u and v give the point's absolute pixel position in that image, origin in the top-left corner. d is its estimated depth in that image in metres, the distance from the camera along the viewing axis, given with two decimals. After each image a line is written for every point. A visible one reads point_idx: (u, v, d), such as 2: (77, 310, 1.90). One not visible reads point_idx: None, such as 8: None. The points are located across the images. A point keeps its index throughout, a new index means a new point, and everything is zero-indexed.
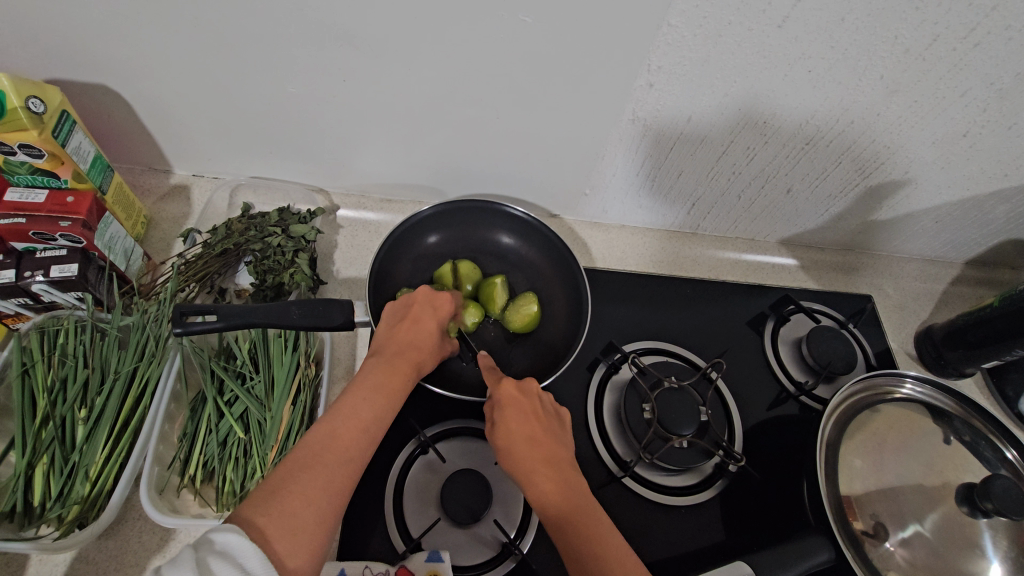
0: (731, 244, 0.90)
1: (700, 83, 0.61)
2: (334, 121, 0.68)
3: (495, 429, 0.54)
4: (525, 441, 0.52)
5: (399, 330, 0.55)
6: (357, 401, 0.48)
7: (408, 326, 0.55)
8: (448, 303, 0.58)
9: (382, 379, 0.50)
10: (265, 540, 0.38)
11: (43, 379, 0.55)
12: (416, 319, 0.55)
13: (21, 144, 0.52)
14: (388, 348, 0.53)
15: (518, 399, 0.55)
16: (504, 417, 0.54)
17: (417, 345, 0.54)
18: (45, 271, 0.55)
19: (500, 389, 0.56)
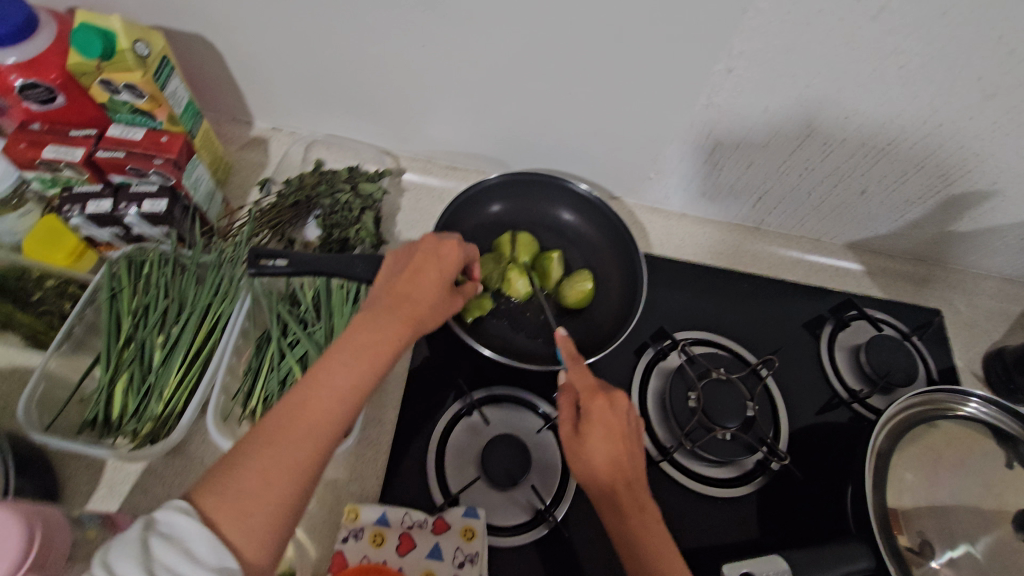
0: (794, 242, 0.87)
1: (782, 72, 0.59)
2: (409, 85, 0.69)
3: (578, 443, 0.51)
4: (608, 466, 0.49)
5: (400, 279, 0.49)
6: (342, 363, 0.43)
7: (406, 278, 0.49)
8: (455, 254, 0.51)
9: (373, 337, 0.45)
10: (217, 523, 0.36)
11: (129, 304, 0.60)
12: (418, 270, 0.49)
13: (126, 84, 0.55)
14: (381, 304, 0.47)
15: (605, 416, 0.50)
16: (589, 434, 0.50)
17: (417, 298, 0.48)
18: (139, 204, 0.59)
19: (589, 400, 0.51)
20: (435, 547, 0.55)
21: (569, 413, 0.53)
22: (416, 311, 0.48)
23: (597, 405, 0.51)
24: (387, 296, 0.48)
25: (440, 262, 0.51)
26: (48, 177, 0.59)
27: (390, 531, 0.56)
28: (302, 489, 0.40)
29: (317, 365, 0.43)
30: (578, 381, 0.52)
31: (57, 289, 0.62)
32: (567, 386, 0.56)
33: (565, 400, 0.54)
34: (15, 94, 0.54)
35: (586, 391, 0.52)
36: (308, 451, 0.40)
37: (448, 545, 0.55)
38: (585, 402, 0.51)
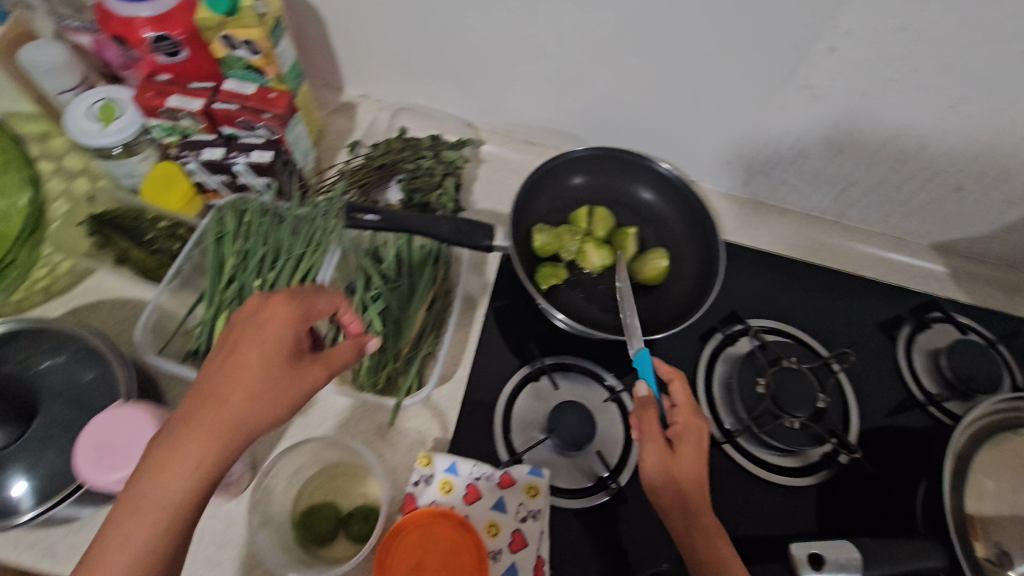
0: (876, 239, 0.84)
1: (886, 54, 0.58)
2: (499, 56, 0.71)
3: (672, 457, 0.54)
4: (696, 484, 0.53)
5: (207, 375, 0.41)
6: (138, 510, 0.37)
7: (212, 385, 0.40)
8: (279, 319, 0.43)
9: (173, 467, 0.38)
10: None
11: (232, 248, 0.64)
12: (229, 368, 0.41)
13: (245, 40, 0.59)
14: (170, 431, 0.39)
15: (700, 437, 0.55)
16: (684, 451, 0.54)
17: (230, 399, 0.40)
18: (247, 155, 0.63)
19: (688, 420, 0.56)
20: (500, 500, 0.58)
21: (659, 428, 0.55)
22: (219, 417, 0.39)
23: (694, 425, 0.56)
24: (186, 404, 0.40)
25: (259, 338, 0.42)
26: (168, 125, 0.63)
27: (457, 480, 0.59)
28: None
29: (111, 521, 0.37)
30: (682, 397, 0.57)
31: (167, 231, 0.67)
32: (647, 402, 0.57)
33: (650, 413, 0.56)
34: (147, 45, 0.59)
35: (685, 408, 0.57)
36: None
37: (512, 499, 0.58)
38: (683, 419, 0.56)
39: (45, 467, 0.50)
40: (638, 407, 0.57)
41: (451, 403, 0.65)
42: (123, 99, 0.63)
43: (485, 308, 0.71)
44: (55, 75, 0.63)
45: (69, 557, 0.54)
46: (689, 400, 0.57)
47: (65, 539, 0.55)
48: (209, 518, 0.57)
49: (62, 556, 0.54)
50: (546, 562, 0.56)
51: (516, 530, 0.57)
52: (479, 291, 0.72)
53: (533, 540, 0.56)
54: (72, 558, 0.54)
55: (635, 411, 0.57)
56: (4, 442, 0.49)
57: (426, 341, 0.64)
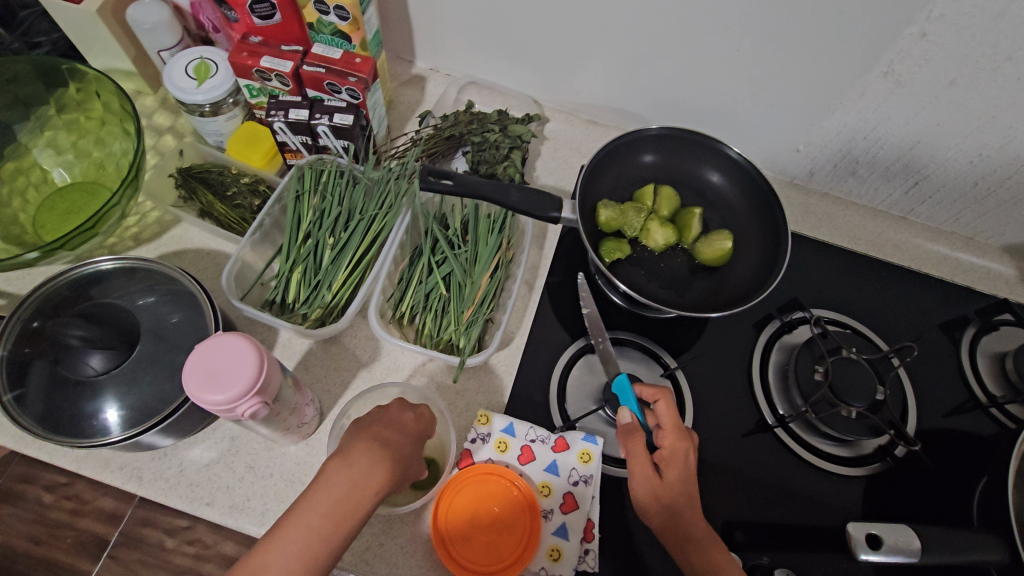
0: (944, 238, 0.82)
1: (980, 40, 0.56)
2: (573, 33, 0.72)
3: (662, 483, 0.55)
4: (688, 506, 0.54)
5: (373, 422, 0.49)
6: (326, 494, 0.42)
7: (385, 431, 0.49)
8: (429, 416, 0.54)
9: (364, 470, 0.44)
10: None
11: (309, 206, 0.67)
12: (397, 426, 0.50)
13: (337, 5, 0.62)
14: (362, 450, 0.46)
15: (688, 460, 0.56)
16: (674, 475, 0.55)
17: (396, 446, 0.48)
18: (330, 117, 0.65)
19: (675, 443, 0.56)
20: (553, 463, 0.59)
21: (647, 455, 0.55)
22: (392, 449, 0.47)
23: (681, 447, 0.56)
24: (361, 431, 0.47)
25: (416, 418, 0.52)
26: (257, 86, 0.67)
27: (513, 441, 0.60)
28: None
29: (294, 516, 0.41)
30: (667, 420, 0.57)
31: (250, 187, 0.70)
32: (632, 427, 0.57)
33: (636, 440, 0.56)
34: (246, 7, 0.62)
35: (671, 431, 0.57)
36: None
37: (565, 464, 0.59)
38: (669, 444, 0.56)
39: (139, 395, 0.53)
40: (623, 435, 0.57)
41: (508, 369, 0.67)
42: (216, 59, 0.67)
43: (544, 281, 0.73)
44: (158, 33, 0.68)
45: (152, 482, 0.58)
46: (673, 422, 0.57)
47: (150, 465, 0.58)
48: (278, 458, 0.60)
49: (147, 480, 0.58)
50: (595, 526, 0.57)
51: (568, 493, 0.58)
52: (538, 264, 0.74)
53: (583, 503, 0.58)
54: (155, 483, 0.58)
55: (620, 437, 0.57)
56: (106, 367, 0.52)
57: (487, 306, 0.66)
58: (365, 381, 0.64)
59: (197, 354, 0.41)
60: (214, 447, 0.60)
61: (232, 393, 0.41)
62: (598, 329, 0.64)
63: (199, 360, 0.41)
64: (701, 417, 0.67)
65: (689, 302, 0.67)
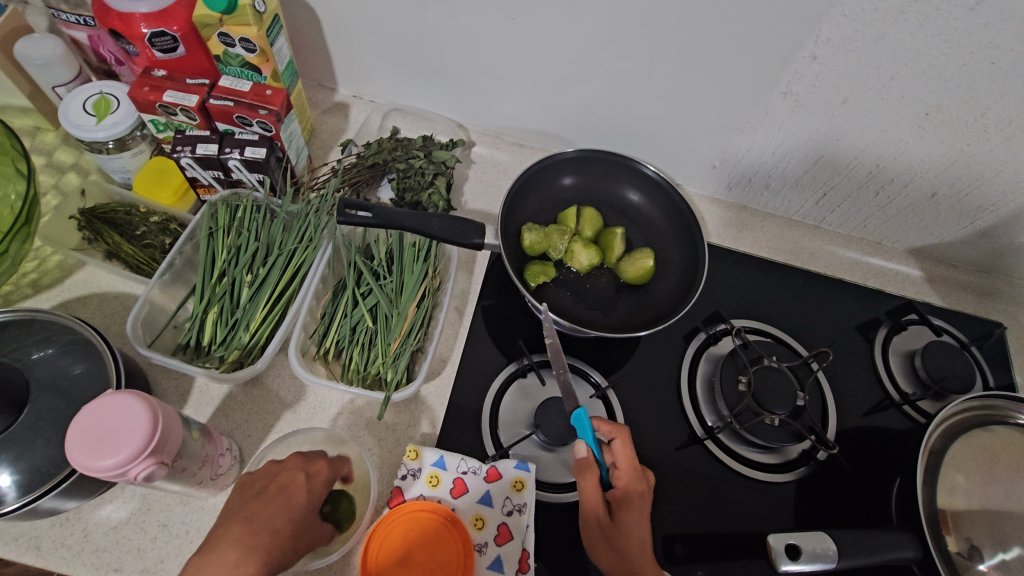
0: (854, 244, 0.86)
1: (867, 61, 0.60)
2: (492, 61, 0.73)
3: (616, 523, 0.55)
4: (641, 548, 0.55)
5: (254, 505, 0.47)
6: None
7: (262, 502, 0.48)
8: (320, 476, 0.52)
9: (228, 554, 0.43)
10: None
11: (223, 244, 0.64)
12: (278, 493, 0.49)
13: (242, 37, 0.60)
14: (228, 534, 0.45)
15: (642, 502, 0.56)
16: (628, 515, 0.56)
17: (280, 522, 0.47)
18: (241, 151, 0.63)
19: (630, 484, 0.57)
20: (486, 494, 0.59)
21: (599, 496, 0.56)
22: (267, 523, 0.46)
23: (636, 488, 0.57)
24: (237, 517, 0.46)
25: (297, 491, 0.50)
26: (162, 120, 0.64)
27: (445, 474, 0.59)
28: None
29: None
30: (624, 460, 0.58)
31: (160, 225, 0.66)
32: (588, 462, 0.58)
33: (590, 478, 0.57)
34: (145, 41, 0.60)
35: (627, 470, 0.58)
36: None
37: (498, 494, 0.59)
38: (623, 482, 0.57)
39: (31, 460, 0.50)
40: (577, 468, 0.58)
41: (439, 400, 0.66)
42: (118, 93, 0.64)
43: (474, 307, 0.72)
44: (52, 68, 0.65)
45: (52, 551, 0.54)
46: (630, 462, 0.58)
47: (49, 533, 0.55)
48: (195, 512, 0.57)
49: (46, 550, 0.54)
50: (530, 555, 0.56)
51: (502, 523, 0.58)
52: (467, 289, 0.74)
53: (518, 532, 0.57)
54: (56, 552, 0.54)
55: (577, 475, 0.57)
56: None
57: (415, 336, 0.65)
58: (291, 423, 0.62)
59: (81, 430, 0.39)
60: (123, 506, 0.56)
61: (144, 420, 0.40)
62: (558, 359, 0.60)
63: (92, 429, 0.39)
64: (634, 433, 0.68)
65: (615, 320, 0.68)
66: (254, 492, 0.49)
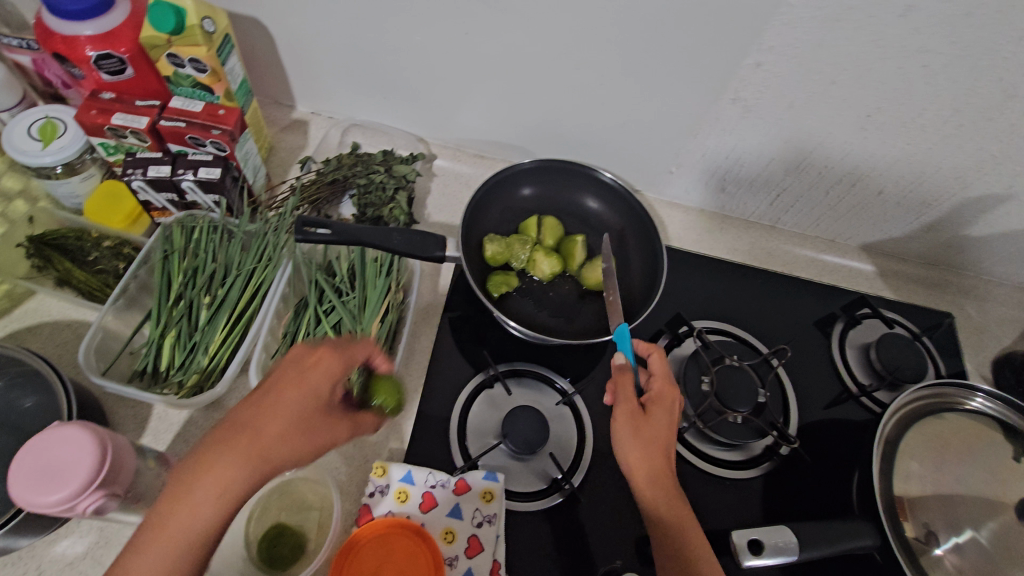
0: (809, 242, 0.89)
1: (808, 69, 0.61)
2: (448, 75, 0.73)
3: (647, 416, 0.56)
4: (666, 446, 0.55)
5: (247, 408, 0.45)
6: (172, 501, 0.40)
7: (252, 408, 0.45)
8: (313, 387, 0.46)
9: (208, 471, 0.41)
10: None
11: (180, 265, 0.63)
12: (269, 396, 0.45)
13: (191, 58, 0.59)
14: (211, 444, 0.43)
15: (673, 408, 0.58)
16: (658, 413, 0.57)
17: (270, 430, 0.44)
18: (194, 171, 0.62)
19: (665, 390, 0.58)
20: (456, 507, 0.58)
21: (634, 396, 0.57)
22: (253, 439, 0.43)
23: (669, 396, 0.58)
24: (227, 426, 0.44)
25: (288, 402, 0.46)
26: (112, 143, 0.63)
27: (413, 489, 0.59)
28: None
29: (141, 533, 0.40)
30: (660, 367, 0.59)
31: (113, 250, 0.65)
32: (625, 368, 0.59)
33: (627, 380, 0.58)
34: (91, 63, 0.59)
35: (660, 377, 0.59)
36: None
37: (468, 506, 0.59)
38: (659, 387, 0.58)
39: None
40: (614, 372, 0.59)
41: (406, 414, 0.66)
42: (64, 117, 0.63)
43: (440, 319, 0.73)
44: None
45: None
46: (664, 371, 0.59)
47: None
48: None
49: None
50: (501, 566, 0.57)
51: (473, 536, 0.57)
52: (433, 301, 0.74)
53: (489, 544, 0.57)
54: None
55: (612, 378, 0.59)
56: None
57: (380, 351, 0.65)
58: None
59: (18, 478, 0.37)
60: (80, 540, 0.55)
61: (80, 442, 0.39)
62: (610, 280, 0.66)
63: (29, 472, 0.38)
64: None
65: (578, 327, 0.69)
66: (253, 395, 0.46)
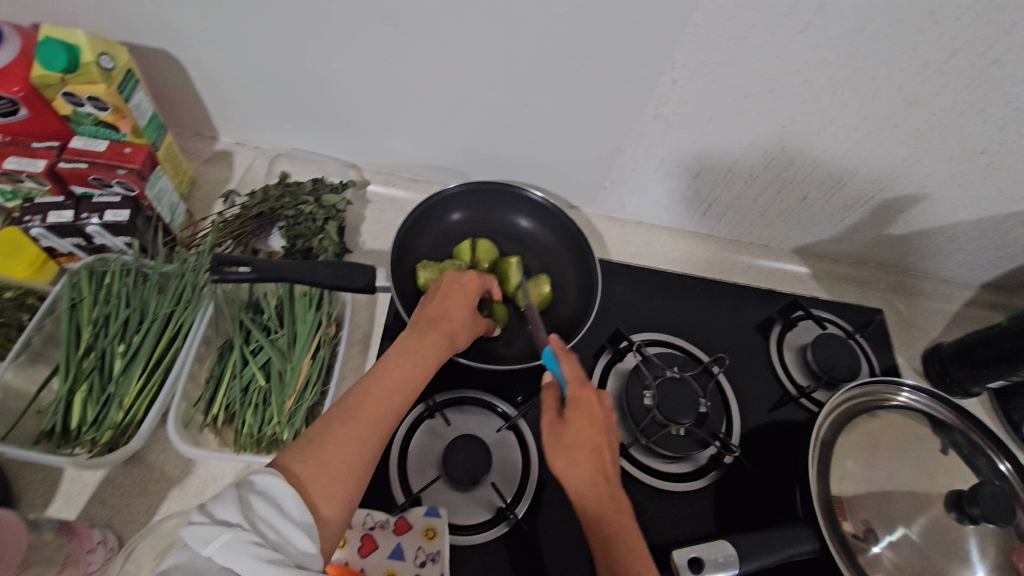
0: (744, 248, 0.92)
1: (722, 83, 0.63)
2: (372, 102, 0.72)
3: (563, 428, 0.54)
4: (591, 453, 0.53)
5: (434, 300, 0.58)
6: (403, 348, 0.52)
7: (440, 301, 0.58)
8: (477, 281, 0.60)
9: (427, 335, 0.54)
10: (302, 487, 0.41)
11: (89, 314, 0.60)
12: (448, 292, 0.58)
13: (90, 96, 0.56)
14: (423, 319, 0.55)
15: (593, 410, 0.54)
16: (576, 421, 0.54)
17: (457, 312, 0.57)
18: (100, 215, 0.60)
19: (578, 393, 0.55)
20: (397, 547, 0.56)
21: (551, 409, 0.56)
22: (453, 319, 0.56)
23: (586, 397, 0.55)
24: (428, 309, 0.57)
25: (466, 288, 0.59)
26: (9, 189, 0.60)
27: (352, 533, 0.57)
28: (366, 469, 0.44)
29: (377, 371, 0.50)
30: (568, 372, 0.56)
31: (14, 301, 0.60)
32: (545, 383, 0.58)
33: (547, 395, 0.57)
34: None
35: (574, 382, 0.56)
36: (374, 426, 0.46)
37: (409, 545, 0.57)
38: (573, 393, 0.55)
39: None
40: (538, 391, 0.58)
41: None
42: None
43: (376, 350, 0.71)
44: None
45: None
46: (577, 374, 0.56)
47: None
48: None
49: None
50: None
51: None
52: (369, 332, 0.72)
53: None
54: None
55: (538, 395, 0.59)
56: None
57: (311, 389, 0.62)
58: (178, 503, 0.58)
59: None
60: None
61: None
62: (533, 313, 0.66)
63: None
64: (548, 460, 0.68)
65: (517, 348, 0.70)
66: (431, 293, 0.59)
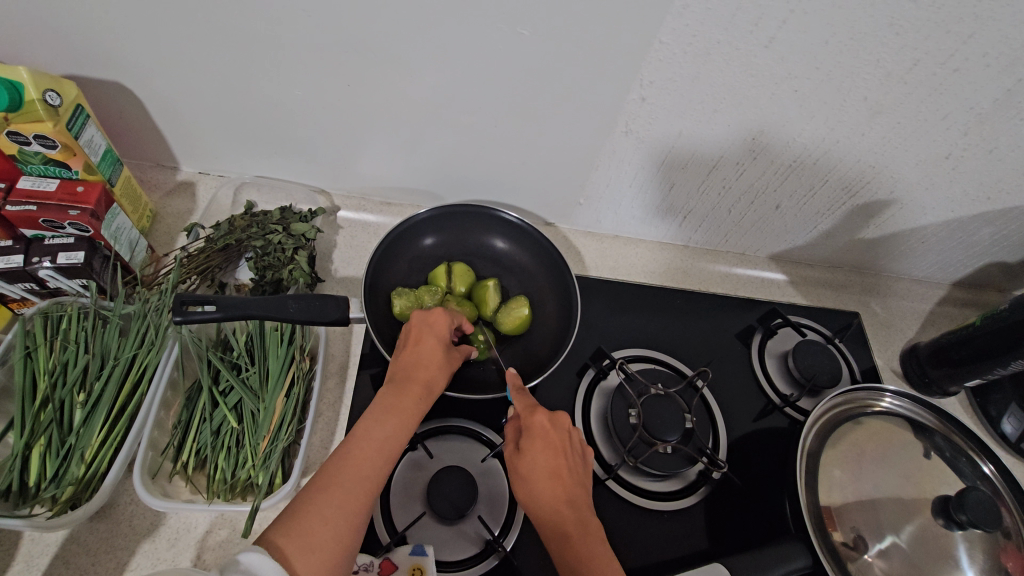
0: (721, 257, 0.92)
1: (690, 99, 0.62)
2: (338, 128, 0.70)
3: (521, 457, 0.56)
4: (552, 478, 0.54)
5: (407, 348, 0.58)
6: (380, 405, 0.52)
7: (411, 348, 0.57)
8: (444, 320, 0.59)
9: (403, 388, 0.54)
10: (287, 561, 0.42)
11: (45, 363, 0.57)
12: (419, 339, 0.58)
13: (37, 135, 0.54)
14: (398, 371, 0.56)
15: (547, 434, 0.56)
16: (530, 448, 0.56)
17: (431, 356, 0.57)
18: (53, 258, 0.57)
19: (533, 422, 0.57)
20: None
21: (512, 442, 0.58)
22: (427, 365, 0.56)
23: (541, 422, 0.57)
24: (402, 359, 0.57)
25: (434, 330, 0.59)
26: None
27: None
28: (355, 532, 0.45)
29: (356, 430, 0.50)
30: (519, 404, 0.58)
31: None
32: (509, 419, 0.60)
33: (510, 429, 0.60)
34: None
35: (526, 412, 0.58)
36: (360, 488, 0.47)
37: None
38: (528, 422, 0.57)
39: None
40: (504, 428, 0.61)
41: None
42: None
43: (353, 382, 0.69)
44: None
45: None
46: (527, 403, 0.59)
47: None
48: None
49: None
50: None
51: None
52: (345, 363, 0.70)
53: None
54: None
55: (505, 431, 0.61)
56: None
57: (286, 429, 0.60)
58: (149, 557, 0.55)
59: None
60: None
61: None
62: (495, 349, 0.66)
63: None
64: None
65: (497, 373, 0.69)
66: (403, 340, 0.59)
